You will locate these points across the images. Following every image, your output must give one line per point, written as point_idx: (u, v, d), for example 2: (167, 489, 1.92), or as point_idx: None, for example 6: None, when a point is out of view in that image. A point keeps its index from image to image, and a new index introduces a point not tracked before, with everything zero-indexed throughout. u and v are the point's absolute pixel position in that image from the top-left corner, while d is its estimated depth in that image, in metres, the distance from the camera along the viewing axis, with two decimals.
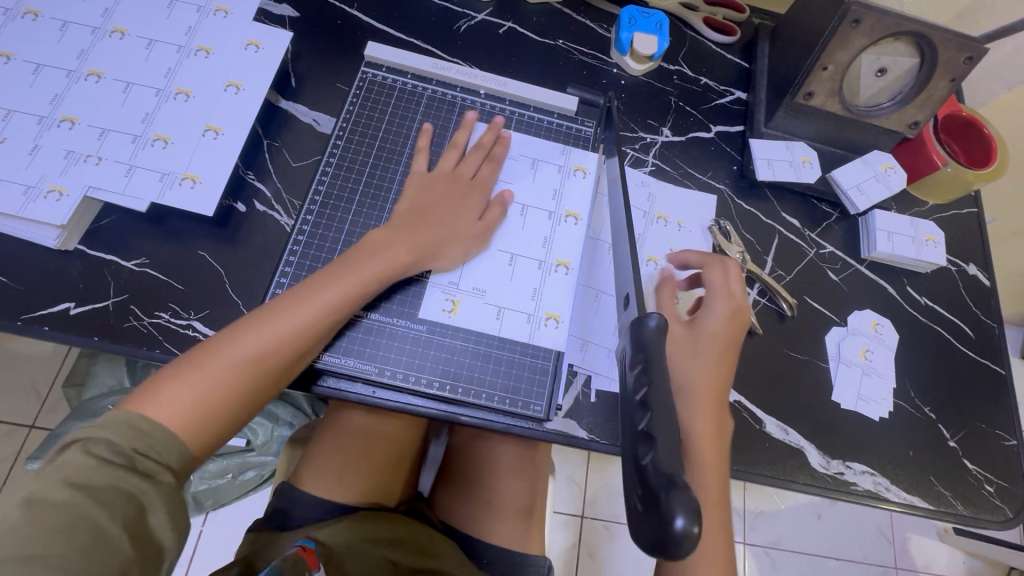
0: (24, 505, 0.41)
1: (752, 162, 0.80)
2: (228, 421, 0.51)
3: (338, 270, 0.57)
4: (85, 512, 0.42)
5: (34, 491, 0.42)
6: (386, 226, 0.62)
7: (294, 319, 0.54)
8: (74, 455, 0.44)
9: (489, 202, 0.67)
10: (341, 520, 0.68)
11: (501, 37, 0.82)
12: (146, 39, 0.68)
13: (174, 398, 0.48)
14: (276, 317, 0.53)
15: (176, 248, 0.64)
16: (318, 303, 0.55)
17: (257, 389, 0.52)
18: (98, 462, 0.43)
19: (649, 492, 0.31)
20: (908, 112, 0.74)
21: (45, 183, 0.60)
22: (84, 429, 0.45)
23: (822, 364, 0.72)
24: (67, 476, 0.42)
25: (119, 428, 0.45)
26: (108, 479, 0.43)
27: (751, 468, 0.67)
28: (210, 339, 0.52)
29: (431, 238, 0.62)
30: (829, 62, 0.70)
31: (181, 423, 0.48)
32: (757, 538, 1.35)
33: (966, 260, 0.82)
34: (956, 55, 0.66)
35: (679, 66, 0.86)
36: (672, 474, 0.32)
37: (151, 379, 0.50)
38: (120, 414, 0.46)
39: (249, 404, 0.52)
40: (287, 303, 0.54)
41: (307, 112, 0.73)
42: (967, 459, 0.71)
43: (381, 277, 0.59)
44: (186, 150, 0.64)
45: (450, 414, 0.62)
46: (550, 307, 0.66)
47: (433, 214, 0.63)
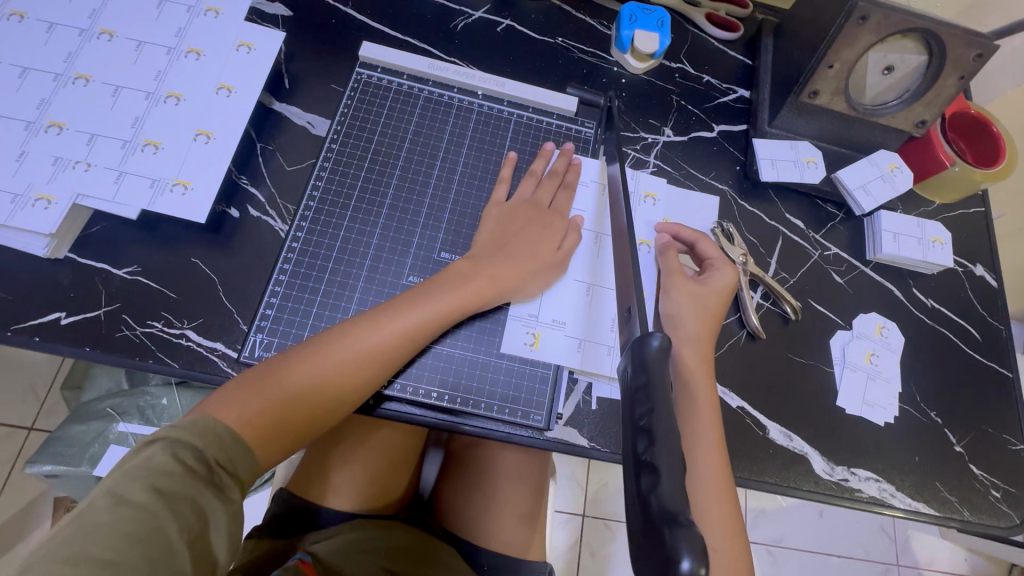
0: (111, 503, 0.40)
1: (755, 163, 0.79)
2: (295, 435, 0.52)
3: (425, 297, 0.57)
4: (161, 525, 0.41)
5: (118, 487, 0.41)
6: (469, 254, 0.62)
7: (375, 345, 0.54)
8: (161, 454, 0.44)
9: (547, 215, 0.66)
10: (341, 533, 0.68)
11: (499, 35, 0.80)
12: (135, 40, 0.66)
13: (247, 406, 0.50)
14: (358, 339, 0.54)
15: (169, 256, 0.63)
16: (395, 328, 0.55)
17: (327, 405, 0.53)
18: (185, 468, 0.44)
19: (650, 522, 0.30)
20: (915, 110, 0.72)
21: (33, 190, 0.59)
22: (170, 428, 0.46)
23: (827, 368, 0.71)
24: (155, 478, 0.42)
25: (199, 432, 0.46)
26: (188, 488, 0.43)
27: (754, 475, 0.66)
28: (293, 349, 0.54)
29: (513, 269, 0.62)
30: (834, 60, 0.69)
31: (251, 431, 0.49)
32: (759, 536, 1.34)
33: (973, 261, 0.81)
34: (964, 52, 0.65)
35: (680, 64, 0.84)
36: (675, 506, 0.30)
37: (221, 389, 0.51)
38: (201, 418, 0.47)
39: (316, 418, 0.53)
40: (360, 331, 0.54)
41: (301, 114, 0.72)
42: (973, 464, 0.70)
43: (464, 308, 0.59)
44: (177, 156, 0.62)
45: (450, 423, 0.61)
46: (543, 333, 0.64)
47: (511, 240, 0.64)
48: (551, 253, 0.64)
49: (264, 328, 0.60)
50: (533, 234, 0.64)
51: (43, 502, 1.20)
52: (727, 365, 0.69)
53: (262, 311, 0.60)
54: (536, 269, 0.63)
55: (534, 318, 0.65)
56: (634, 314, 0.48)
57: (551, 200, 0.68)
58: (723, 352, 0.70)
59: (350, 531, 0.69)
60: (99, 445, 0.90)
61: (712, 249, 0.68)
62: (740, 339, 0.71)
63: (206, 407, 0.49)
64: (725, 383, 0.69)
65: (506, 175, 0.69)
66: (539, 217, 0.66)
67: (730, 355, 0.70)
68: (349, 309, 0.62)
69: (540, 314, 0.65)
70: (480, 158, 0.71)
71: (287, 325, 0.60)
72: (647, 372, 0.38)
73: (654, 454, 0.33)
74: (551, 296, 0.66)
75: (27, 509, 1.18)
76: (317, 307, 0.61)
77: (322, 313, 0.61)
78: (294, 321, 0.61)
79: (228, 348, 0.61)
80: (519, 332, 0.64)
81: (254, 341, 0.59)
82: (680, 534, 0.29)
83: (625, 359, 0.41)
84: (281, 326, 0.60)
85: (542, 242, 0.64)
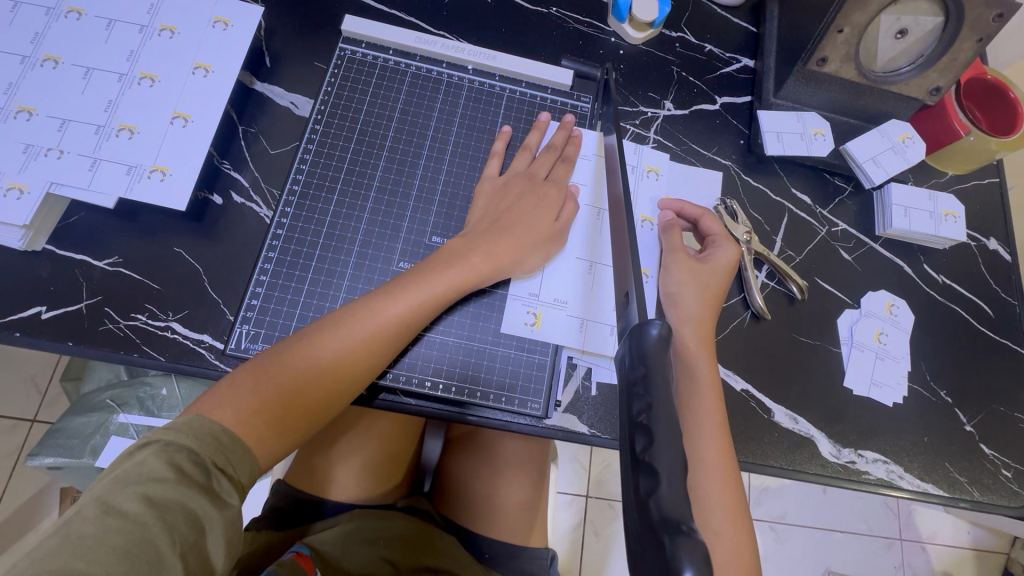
0: (100, 512, 0.39)
1: (760, 136, 0.75)
2: (295, 429, 0.51)
3: (420, 278, 0.55)
4: (151, 536, 0.39)
5: (108, 495, 0.40)
6: (464, 234, 0.60)
7: (371, 331, 0.52)
8: (154, 459, 0.42)
9: (542, 187, 0.63)
10: (338, 522, 0.68)
11: (490, 6, 0.76)
12: (105, 19, 0.63)
13: (242, 403, 0.48)
14: (353, 326, 0.52)
15: (151, 246, 0.60)
16: (390, 313, 0.53)
17: (325, 396, 0.51)
18: (178, 474, 0.42)
19: (649, 527, 0.28)
20: (929, 77, 0.68)
21: (5, 180, 0.56)
22: (164, 430, 0.44)
23: (833, 349, 0.69)
24: (147, 486, 0.41)
25: (197, 435, 0.45)
26: (180, 495, 0.41)
27: (758, 459, 0.64)
28: (286, 341, 0.52)
29: (511, 245, 0.59)
30: (844, 25, 0.64)
31: (249, 429, 0.47)
32: (763, 513, 1.34)
33: (987, 234, 0.78)
34: (984, 12, 0.61)
35: (681, 33, 0.80)
36: (676, 514, 0.28)
37: (216, 386, 0.49)
38: (195, 419, 0.45)
39: (316, 410, 0.51)
40: (356, 317, 0.52)
41: (284, 94, 0.69)
42: (984, 443, 0.69)
43: (461, 288, 0.57)
44: (153, 140, 0.60)
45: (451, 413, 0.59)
46: (545, 313, 0.62)
47: (507, 218, 0.61)
48: (547, 227, 0.62)
49: (250, 319, 0.58)
50: (524, 206, 0.62)
51: (50, 491, 1.20)
52: (730, 346, 0.67)
53: (248, 302, 0.58)
54: (533, 245, 0.61)
55: (534, 298, 0.63)
56: (633, 300, 0.46)
57: (548, 172, 0.65)
58: (726, 334, 0.68)
59: (352, 521, 0.68)
60: (99, 438, 0.89)
61: (715, 228, 0.65)
62: (744, 320, 0.69)
63: (199, 407, 0.47)
64: (729, 366, 0.67)
65: (497, 153, 0.66)
66: (533, 192, 0.63)
67: (734, 336, 0.68)
68: (338, 297, 0.60)
69: (541, 293, 0.63)
70: (471, 134, 0.68)
71: (274, 315, 0.58)
72: (644, 364, 0.36)
73: (652, 454, 0.31)
74: (550, 275, 0.63)
75: (34, 500, 1.19)
76: (305, 295, 0.59)
77: (310, 302, 0.59)
78: (281, 311, 0.58)
79: (215, 340, 0.59)
80: (520, 311, 0.62)
81: (240, 332, 0.58)
82: (679, 544, 0.26)
83: (624, 347, 0.40)
84: (268, 316, 0.58)
85: (537, 215, 0.62)
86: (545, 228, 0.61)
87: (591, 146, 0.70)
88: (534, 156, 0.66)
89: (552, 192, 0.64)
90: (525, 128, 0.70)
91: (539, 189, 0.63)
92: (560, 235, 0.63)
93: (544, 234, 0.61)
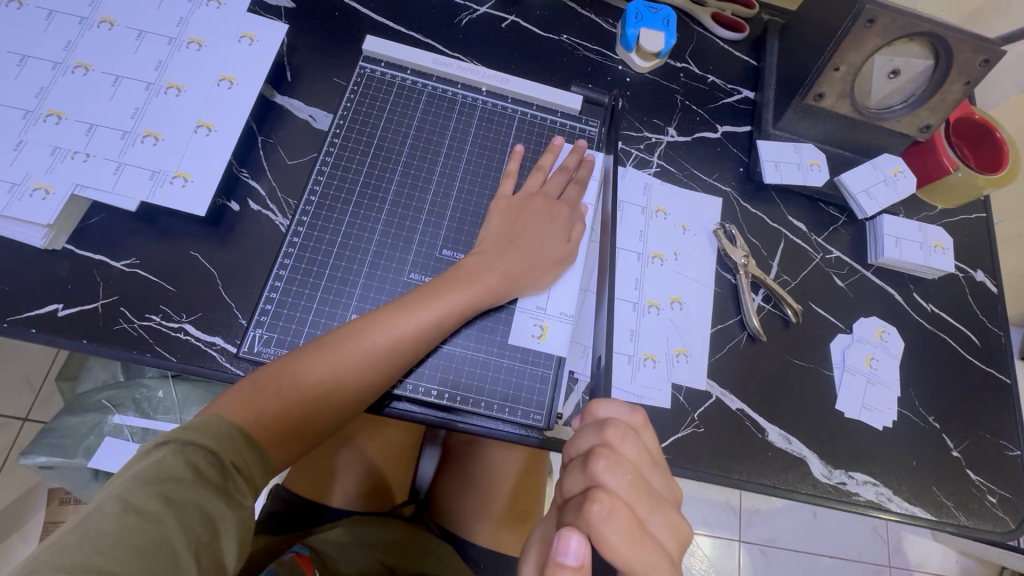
0: (119, 509, 0.40)
1: (759, 164, 0.78)
2: (308, 434, 0.52)
3: (435, 296, 0.57)
4: (168, 535, 0.40)
5: (127, 493, 0.41)
6: (478, 251, 0.62)
7: (386, 343, 0.54)
8: (172, 459, 0.43)
9: (553, 207, 0.66)
10: (338, 528, 0.69)
11: (503, 31, 0.80)
12: (136, 30, 0.65)
13: (261, 406, 0.50)
14: (370, 338, 0.54)
15: (169, 249, 0.62)
16: (406, 328, 0.55)
17: (338, 403, 0.53)
18: (196, 475, 0.43)
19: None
20: (920, 115, 0.72)
21: (31, 180, 0.58)
22: (180, 430, 0.45)
23: (826, 372, 0.71)
24: (164, 485, 0.42)
25: (216, 435, 0.46)
26: (197, 497, 0.42)
27: (752, 477, 0.66)
28: (305, 348, 0.53)
29: (522, 265, 0.62)
30: (840, 63, 0.68)
31: (265, 432, 0.49)
32: (752, 536, 1.35)
33: (974, 267, 0.81)
34: (971, 58, 0.65)
35: (685, 64, 0.83)
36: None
37: (235, 386, 0.51)
38: (214, 418, 0.47)
39: (328, 416, 0.53)
40: (371, 328, 0.54)
41: (303, 107, 0.71)
42: (970, 468, 0.71)
43: (475, 308, 0.59)
44: (177, 148, 0.62)
45: (454, 422, 0.61)
46: (551, 326, 0.64)
47: (516, 238, 0.63)
48: (557, 252, 0.64)
49: (263, 323, 0.59)
50: (538, 228, 0.64)
51: (37, 493, 1.19)
52: (726, 365, 0.69)
53: (262, 306, 0.60)
54: (543, 263, 0.63)
55: (542, 310, 0.65)
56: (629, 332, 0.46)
57: (560, 194, 0.68)
58: (724, 354, 0.70)
59: (350, 529, 0.69)
60: (95, 438, 0.90)
61: None
62: (741, 341, 0.71)
63: (217, 406, 0.49)
64: (725, 386, 0.69)
65: (510, 172, 0.68)
66: (548, 215, 0.66)
67: (731, 356, 0.70)
68: (349, 305, 0.61)
69: (547, 307, 0.65)
70: (484, 154, 0.71)
71: (287, 321, 0.60)
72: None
73: None
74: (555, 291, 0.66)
75: (21, 500, 1.18)
76: (318, 302, 0.61)
77: (322, 309, 0.61)
78: (294, 317, 0.60)
79: (227, 343, 0.60)
80: (527, 323, 0.64)
81: (253, 336, 0.59)
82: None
83: None
84: (281, 320, 0.60)
85: (549, 235, 0.65)
86: (558, 249, 0.64)
87: (598, 175, 0.73)
88: (546, 177, 0.69)
89: (564, 216, 0.66)
90: (534, 148, 0.73)
91: (551, 210, 0.66)
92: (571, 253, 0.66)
93: (558, 254, 0.64)
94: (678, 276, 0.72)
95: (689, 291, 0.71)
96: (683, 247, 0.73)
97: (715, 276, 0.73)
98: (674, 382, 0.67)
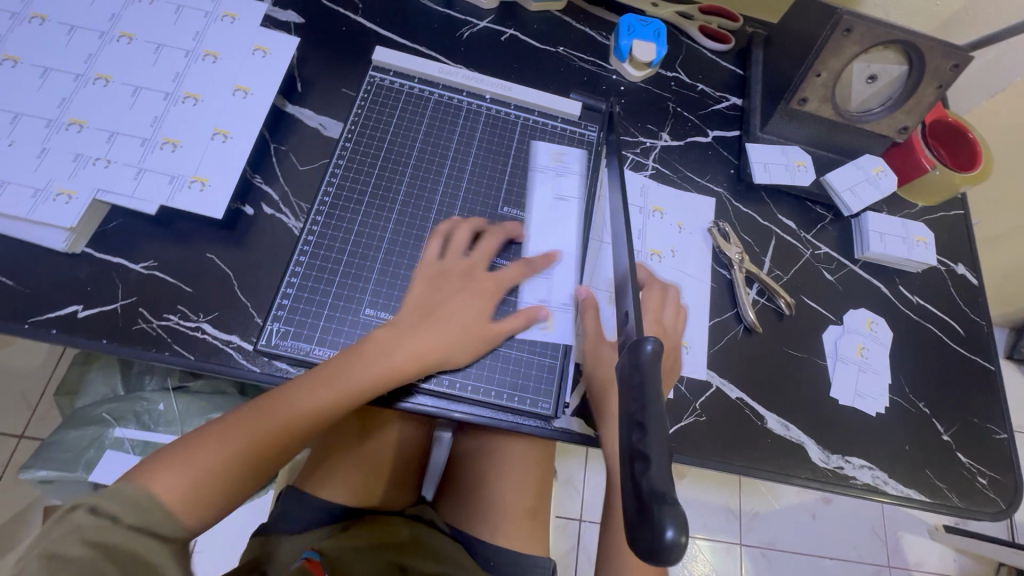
0: (45, 561, 0.41)
1: (748, 166, 0.82)
2: (230, 495, 0.50)
3: (375, 336, 0.58)
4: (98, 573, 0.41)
5: (52, 548, 0.41)
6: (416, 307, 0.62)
7: (317, 389, 0.55)
8: (83, 518, 0.43)
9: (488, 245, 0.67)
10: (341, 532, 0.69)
11: (502, 43, 0.84)
12: (154, 44, 0.68)
13: (184, 472, 0.48)
14: (297, 399, 0.54)
15: (186, 251, 0.64)
16: (344, 392, 0.55)
17: (264, 467, 0.52)
18: (116, 523, 0.44)
19: (642, 504, 0.35)
20: (898, 117, 0.76)
21: (54, 186, 0.60)
22: (96, 494, 0.45)
23: (820, 362, 0.74)
24: (88, 532, 0.43)
25: (127, 503, 0.45)
26: (124, 540, 0.44)
27: (754, 464, 0.68)
28: (233, 413, 0.53)
29: (462, 316, 0.61)
30: (822, 69, 0.73)
31: (184, 498, 0.48)
32: (753, 539, 1.37)
33: (955, 260, 0.85)
34: (942, 63, 0.69)
35: (676, 73, 0.88)
36: (662, 489, 0.35)
37: (160, 452, 0.50)
38: (125, 488, 0.46)
39: (252, 474, 0.51)
40: (297, 390, 0.54)
41: (313, 116, 0.74)
42: (960, 452, 0.74)
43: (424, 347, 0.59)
44: (195, 154, 0.64)
45: (449, 412, 0.63)
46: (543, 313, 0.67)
47: (456, 290, 0.63)
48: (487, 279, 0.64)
49: (280, 318, 0.61)
50: (477, 271, 0.65)
51: (33, 511, 1.17)
52: (725, 357, 0.72)
53: (279, 302, 0.62)
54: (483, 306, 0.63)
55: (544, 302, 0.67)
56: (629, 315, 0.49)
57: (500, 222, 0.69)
58: (721, 346, 0.73)
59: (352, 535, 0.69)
60: (94, 453, 0.90)
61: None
62: (738, 333, 0.74)
63: (142, 471, 0.48)
64: (724, 376, 0.71)
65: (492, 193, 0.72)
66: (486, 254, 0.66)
67: (729, 347, 0.73)
68: (363, 300, 0.64)
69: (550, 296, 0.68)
70: (489, 157, 0.74)
71: (303, 315, 0.62)
72: (639, 372, 0.41)
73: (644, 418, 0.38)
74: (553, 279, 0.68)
75: (17, 517, 1.16)
76: (332, 298, 0.63)
77: (336, 305, 0.63)
78: (309, 312, 0.62)
79: (243, 340, 0.62)
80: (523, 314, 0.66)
81: (270, 330, 0.61)
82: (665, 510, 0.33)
83: (620, 359, 0.44)
84: (298, 315, 0.62)
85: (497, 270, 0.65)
86: (488, 281, 0.64)
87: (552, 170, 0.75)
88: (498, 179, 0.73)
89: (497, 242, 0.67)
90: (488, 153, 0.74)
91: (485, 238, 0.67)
92: (523, 273, 0.66)
93: (487, 285, 0.64)
94: (676, 271, 0.75)
95: (688, 286, 0.74)
96: (679, 245, 0.76)
97: (711, 272, 0.77)
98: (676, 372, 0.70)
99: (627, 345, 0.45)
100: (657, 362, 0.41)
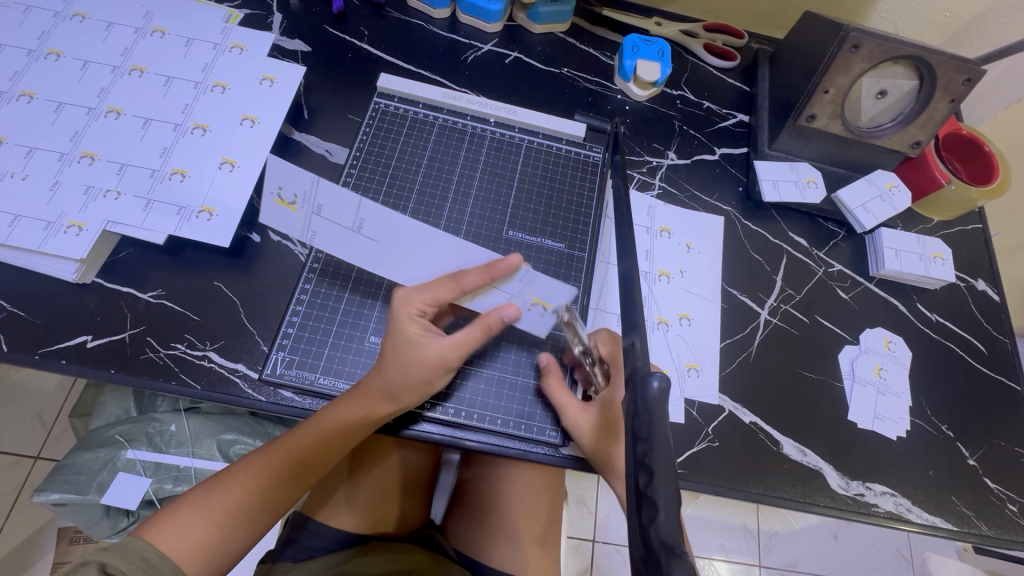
0: None
1: (757, 184, 0.81)
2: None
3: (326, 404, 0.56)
4: None
5: None
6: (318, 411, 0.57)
7: (276, 461, 0.54)
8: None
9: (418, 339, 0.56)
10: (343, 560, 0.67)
11: (507, 66, 0.84)
12: (164, 76, 0.70)
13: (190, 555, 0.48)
14: (230, 491, 0.52)
15: (193, 280, 0.64)
16: (243, 488, 0.52)
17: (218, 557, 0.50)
18: None
19: (650, 554, 0.33)
20: (910, 132, 0.75)
21: (65, 218, 0.61)
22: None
23: (837, 383, 0.72)
24: None
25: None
26: None
27: (770, 491, 0.66)
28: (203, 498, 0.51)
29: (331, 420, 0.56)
30: (829, 86, 0.72)
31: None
32: (773, 561, 1.33)
33: (974, 276, 0.82)
34: (954, 77, 0.68)
35: (681, 91, 0.88)
36: (671, 540, 0.33)
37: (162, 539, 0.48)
38: None
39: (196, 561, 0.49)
40: (229, 483, 0.52)
41: (320, 142, 0.75)
42: (987, 477, 0.70)
43: (344, 424, 0.56)
44: (203, 183, 0.65)
45: (456, 440, 0.62)
46: (539, 291, 0.60)
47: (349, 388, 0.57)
48: (433, 353, 0.55)
49: (285, 346, 0.62)
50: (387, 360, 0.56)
51: (47, 533, 1.17)
52: (738, 380, 0.71)
53: (284, 330, 0.62)
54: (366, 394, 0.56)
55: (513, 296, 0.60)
56: (636, 344, 0.48)
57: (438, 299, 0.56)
58: (733, 368, 0.71)
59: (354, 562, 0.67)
60: (107, 474, 0.88)
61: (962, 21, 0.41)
62: (750, 355, 0.72)
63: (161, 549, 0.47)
64: (737, 400, 0.70)
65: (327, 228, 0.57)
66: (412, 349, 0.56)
67: (741, 370, 0.71)
68: (368, 327, 0.64)
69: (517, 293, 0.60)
70: (494, 180, 0.74)
71: (308, 344, 0.62)
72: (646, 411, 0.39)
73: (650, 458, 0.37)
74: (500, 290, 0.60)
75: (32, 539, 1.17)
76: (337, 327, 0.63)
77: (341, 334, 0.63)
78: (314, 341, 0.62)
79: (249, 369, 0.62)
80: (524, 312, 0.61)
81: (275, 359, 0.61)
82: (673, 562, 0.32)
83: (627, 394, 0.43)
84: (302, 344, 0.62)
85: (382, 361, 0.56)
86: (474, 328, 0.56)
87: (289, 223, 0.58)
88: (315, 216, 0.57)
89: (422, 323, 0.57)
90: (311, 205, 0.56)
91: (435, 287, 0.57)
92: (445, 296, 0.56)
93: (477, 334, 0.56)
94: (685, 292, 0.74)
95: (697, 308, 0.73)
96: (688, 265, 0.75)
97: (721, 292, 0.75)
98: (688, 397, 0.68)
99: (632, 380, 0.44)
100: (664, 400, 0.40)
